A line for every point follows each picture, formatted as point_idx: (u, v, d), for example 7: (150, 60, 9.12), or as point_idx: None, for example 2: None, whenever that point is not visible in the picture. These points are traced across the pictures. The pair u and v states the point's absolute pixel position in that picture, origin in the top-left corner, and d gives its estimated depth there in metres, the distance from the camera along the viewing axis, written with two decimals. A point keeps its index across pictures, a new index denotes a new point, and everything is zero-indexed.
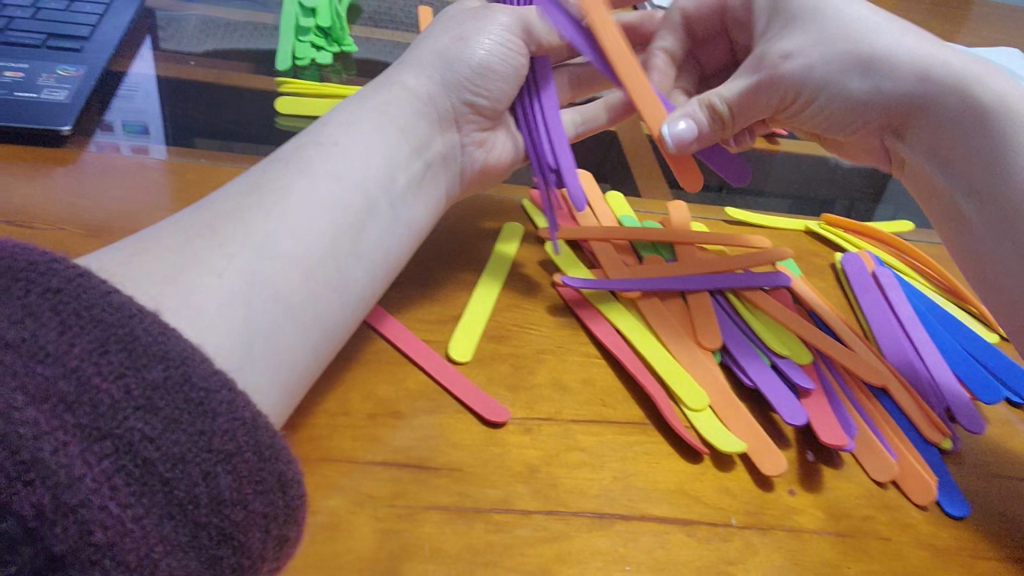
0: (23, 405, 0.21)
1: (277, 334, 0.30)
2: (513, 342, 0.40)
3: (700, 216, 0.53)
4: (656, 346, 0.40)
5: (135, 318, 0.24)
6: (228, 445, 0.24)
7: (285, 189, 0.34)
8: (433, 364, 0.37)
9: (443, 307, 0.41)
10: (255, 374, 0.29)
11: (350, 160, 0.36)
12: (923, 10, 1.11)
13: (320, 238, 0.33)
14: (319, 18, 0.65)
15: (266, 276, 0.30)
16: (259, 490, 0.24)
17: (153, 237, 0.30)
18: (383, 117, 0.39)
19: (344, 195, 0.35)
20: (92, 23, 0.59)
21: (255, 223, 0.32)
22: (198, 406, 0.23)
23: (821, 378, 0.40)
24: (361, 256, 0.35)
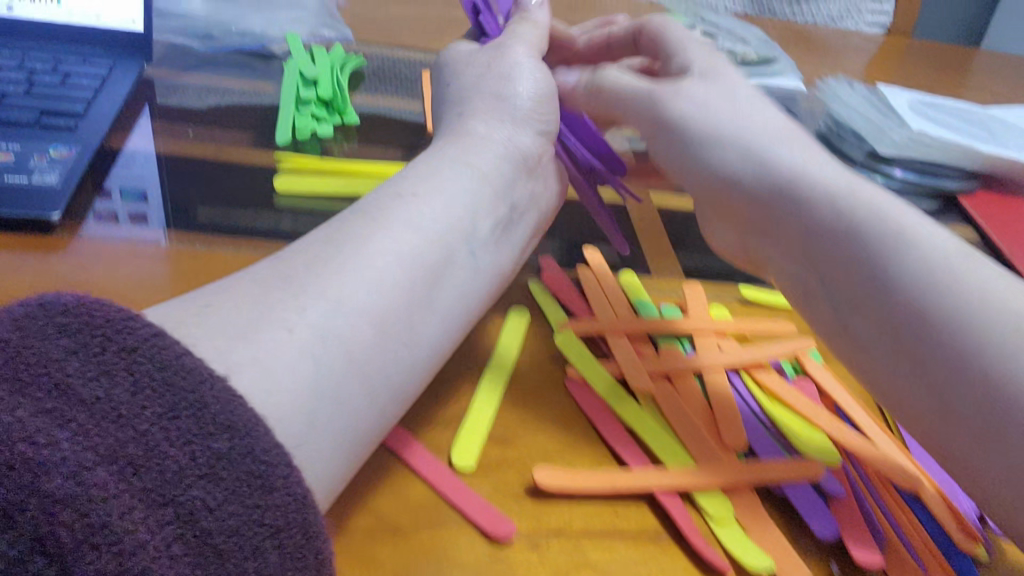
0: (94, 466, 0.22)
1: (350, 401, 0.31)
2: (519, 444, 0.38)
3: (712, 295, 0.51)
4: (674, 447, 0.38)
5: (206, 384, 0.25)
6: (277, 520, 0.25)
7: (358, 242, 0.35)
8: (435, 473, 0.35)
9: (446, 405, 0.40)
10: (319, 447, 0.30)
11: (429, 218, 0.38)
12: (930, 62, 1.10)
13: (387, 290, 0.34)
14: (319, 89, 0.64)
15: (340, 334, 0.32)
16: (299, 565, 0.25)
17: (235, 290, 0.32)
18: (456, 168, 0.42)
19: (419, 251, 0.37)
20: (88, 98, 0.58)
21: (335, 277, 0.33)
22: (260, 479, 0.24)
23: (850, 484, 0.38)
24: (444, 304, 0.38)
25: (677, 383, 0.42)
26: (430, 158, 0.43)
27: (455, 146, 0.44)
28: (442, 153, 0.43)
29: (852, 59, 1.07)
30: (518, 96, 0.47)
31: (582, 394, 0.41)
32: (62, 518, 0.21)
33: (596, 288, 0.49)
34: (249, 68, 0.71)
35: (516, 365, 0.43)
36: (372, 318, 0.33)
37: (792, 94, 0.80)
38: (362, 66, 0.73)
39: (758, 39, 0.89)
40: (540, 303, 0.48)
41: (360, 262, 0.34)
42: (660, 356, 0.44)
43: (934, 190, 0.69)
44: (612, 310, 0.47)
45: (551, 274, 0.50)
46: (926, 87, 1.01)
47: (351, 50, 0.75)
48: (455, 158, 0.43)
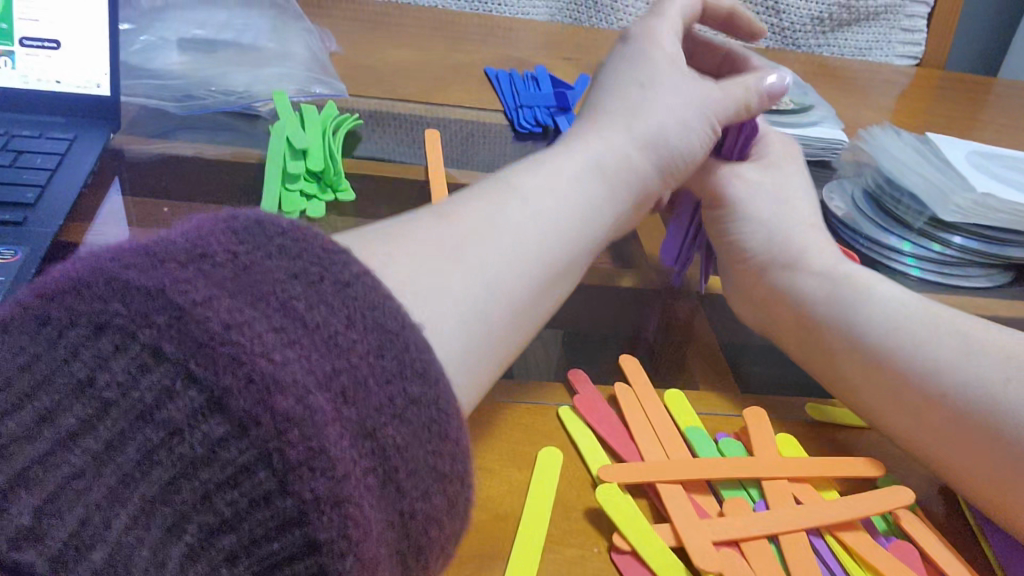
0: (315, 393, 0.22)
1: (484, 351, 0.34)
2: None
3: (775, 416, 0.43)
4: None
5: (406, 331, 0.25)
6: (445, 467, 0.25)
7: (513, 206, 0.39)
8: None
9: None
10: (464, 372, 0.33)
11: (557, 211, 0.41)
12: (967, 93, 1.02)
13: (537, 265, 0.38)
14: (309, 160, 0.57)
15: (508, 294, 0.36)
16: (448, 508, 0.25)
17: (406, 233, 0.35)
18: (587, 172, 0.44)
19: (564, 230, 0.41)
20: (43, 181, 0.50)
21: (495, 253, 0.36)
22: (440, 428, 0.25)
23: None
24: (575, 223, 0.42)
25: (749, 552, 0.34)
26: (570, 154, 0.45)
27: (581, 144, 0.46)
28: (578, 152, 0.45)
29: (886, 92, 0.99)
30: (656, 110, 0.50)
31: (633, 572, 0.33)
32: (292, 439, 0.21)
33: (640, 418, 0.41)
34: (232, 132, 0.63)
35: (550, 528, 0.35)
36: (513, 251, 0.37)
37: (835, 145, 0.73)
38: (359, 126, 0.65)
39: (790, 83, 0.82)
40: (572, 439, 0.39)
41: (525, 215, 0.39)
42: (725, 516, 0.35)
43: (999, 259, 0.61)
44: (661, 450, 0.39)
45: (584, 398, 0.41)
46: (968, 122, 0.94)
47: (347, 108, 0.68)
48: (592, 155, 0.46)
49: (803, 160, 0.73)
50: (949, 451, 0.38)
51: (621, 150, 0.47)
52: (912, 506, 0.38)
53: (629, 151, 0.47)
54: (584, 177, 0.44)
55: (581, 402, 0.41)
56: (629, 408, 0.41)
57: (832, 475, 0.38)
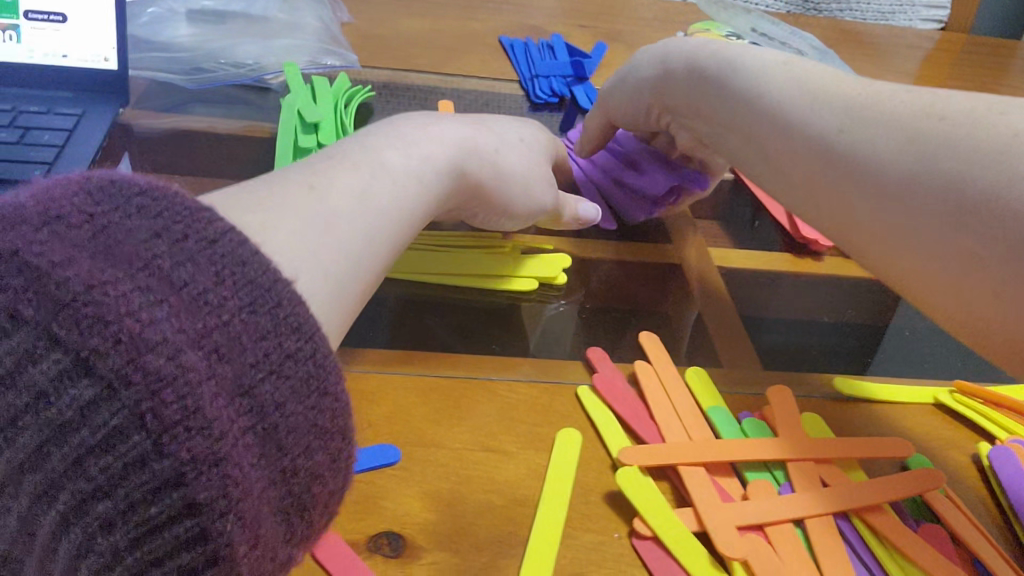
0: (188, 350, 0.21)
1: (347, 301, 0.32)
2: None
3: (801, 394, 0.42)
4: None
5: (280, 283, 0.24)
6: (328, 423, 0.24)
7: (358, 172, 0.36)
8: None
9: None
10: (330, 313, 0.31)
11: (401, 185, 0.38)
12: (991, 57, 1.00)
13: (390, 217, 0.36)
14: (321, 135, 0.55)
15: (367, 240, 0.34)
16: (331, 465, 0.25)
17: (246, 192, 0.32)
18: (415, 146, 0.41)
19: (416, 198, 0.39)
20: (50, 159, 0.49)
21: (332, 203, 0.33)
22: (319, 381, 0.24)
23: None
24: (425, 195, 0.40)
25: (775, 539, 0.33)
26: (401, 131, 0.42)
27: (402, 125, 0.43)
28: (412, 133, 0.42)
29: (908, 56, 0.96)
30: (513, 129, 0.51)
31: (656, 559, 0.32)
32: (167, 399, 0.20)
33: (661, 397, 0.40)
34: (242, 107, 0.62)
35: (570, 513, 0.34)
36: (368, 202, 0.35)
37: None
38: (370, 98, 0.64)
39: (811, 50, 0.79)
40: (590, 419, 0.38)
41: (384, 176, 0.37)
42: (750, 499, 0.34)
43: None
44: (682, 431, 0.38)
45: (602, 376, 0.40)
46: (993, 88, 0.91)
47: (358, 80, 0.66)
48: (425, 140, 0.42)
49: None
50: (944, 246, 0.31)
51: (483, 139, 0.46)
52: (943, 487, 0.37)
53: (487, 156, 0.46)
54: (407, 145, 0.41)
55: (600, 381, 0.40)
56: (649, 386, 0.40)
57: (859, 455, 0.37)
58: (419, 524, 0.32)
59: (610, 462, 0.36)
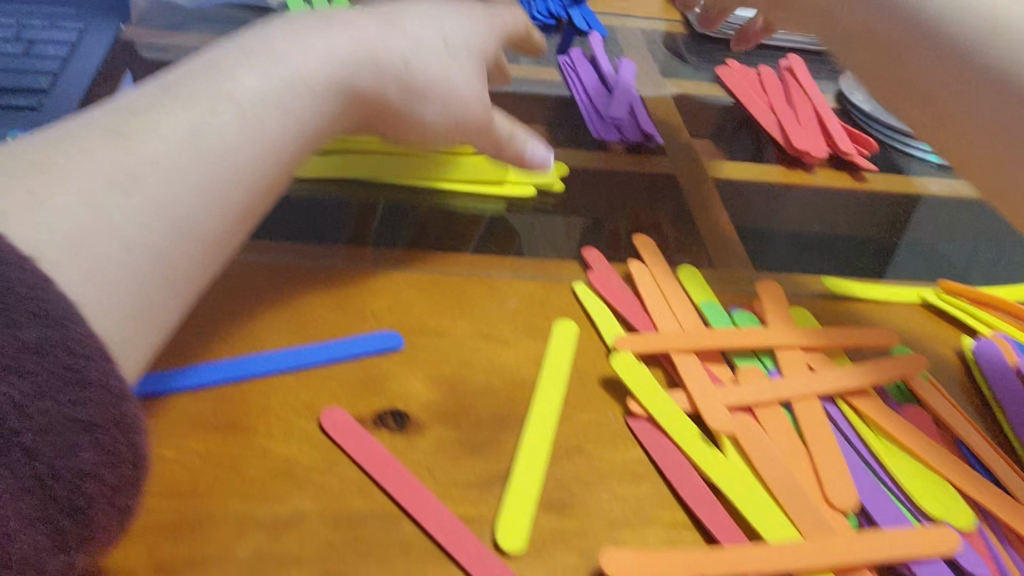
0: None
1: (145, 295, 0.27)
2: (579, 509, 0.31)
3: (792, 292, 0.43)
4: (765, 507, 0.30)
5: (14, 269, 0.22)
6: (92, 415, 0.22)
7: (192, 99, 0.31)
8: (475, 561, 0.28)
9: (487, 459, 0.32)
10: (113, 311, 0.26)
11: (264, 110, 0.32)
12: None
13: (229, 177, 0.30)
14: None
15: (167, 206, 0.28)
16: (114, 464, 0.22)
17: (29, 150, 0.27)
18: (259, 57, 0.33)
19: (264, 141, 0.32)
20: (55, 70, 0.50)
21: (133, 146, 0.28)
22: (75, 375, 0.22)
23: (991, 555, 0.30)
24: (285, 138, 0.33)
25: (763, 416, 0.34)
26: (254, 40, 0.34)
27: (284, 32, 0.35)
28: (273, 43, 0.34)
29: None
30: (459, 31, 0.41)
31: (649, 436, 0.33)
32: None
33: (655, 293, 0.41)
34: (243, 26, 0.62)
35: (566, 396, 0.35)
36: (174, 167, 0.29)
37: None
38: None
39: None
40: (586, 314, 0.40)
41: (220, 106, 0.31)
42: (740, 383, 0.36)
43: None
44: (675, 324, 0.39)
45: (598, 275, 0.42)
46: None
47: None
48: (292, 53, 0.34)
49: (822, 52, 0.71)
50: None
51: (388, 42, 0.37)
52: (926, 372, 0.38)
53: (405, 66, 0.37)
54: (262, 73, 0.32)
55: (595, 279, 0.41)
56: (643, 283, 0.41)
57: (845, 345, 0.39)
58: (420, 405, 0.34)
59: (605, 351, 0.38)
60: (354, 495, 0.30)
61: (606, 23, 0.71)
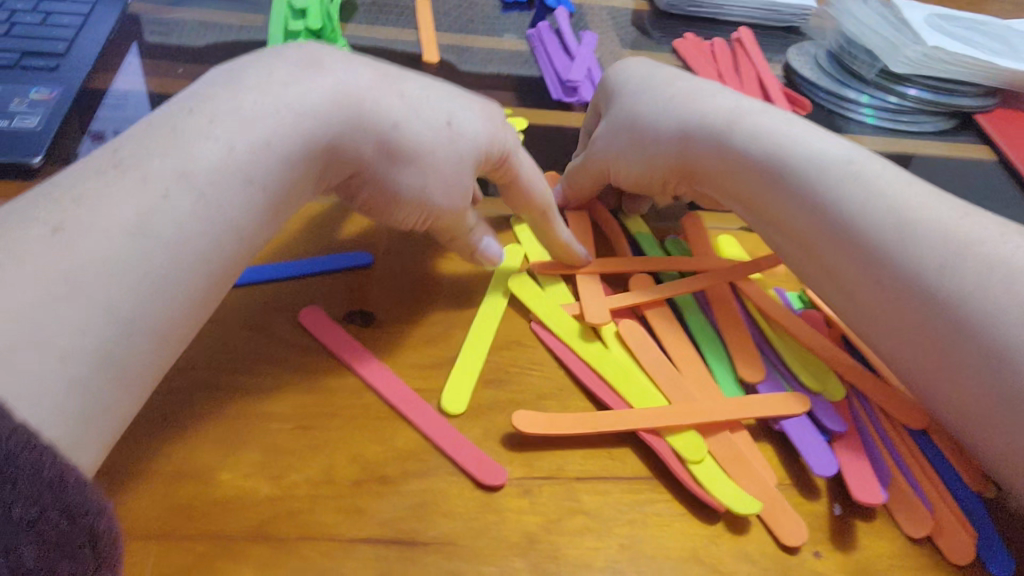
0: None
1: (95, 394, 0.26)
2: (513, 385, 0.37)
3: (717, 224, 0.50)
4: (641, 386, 0.37)
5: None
6: (29, 513, 0.20)
7: (130, 187, 0.28)
8: (423, 417, 0.35)
9: (438, 347, 0.38)
10: (50, 412, 0.24)
11: (235, 188, 0.31)
12: None
13: (180, 306, 0.29)
14: (308, 20, 0.62)
15: (108, 350, 0.26)
16: (68, 551, 0.21)
17: None
18: (227, 135, 0.31)
19: (218, 243, 0.30)
20: (70, 37, 0.56)
21: (57, 261, 0.26)
22: (4, 474, 0.19)
23: (852, 415, 0.37)
24: (248, 214, 0.31)
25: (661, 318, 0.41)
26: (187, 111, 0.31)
27: (233, 92, 0.32)
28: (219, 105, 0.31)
29: None
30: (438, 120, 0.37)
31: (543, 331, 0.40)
32: None
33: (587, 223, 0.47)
34: None
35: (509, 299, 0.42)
36: (118, 259, 0.27)
37: (803, 11, 0.77)
38: None
39: None
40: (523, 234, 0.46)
41: (171, 190, 0.29)
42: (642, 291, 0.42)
43: (947, 108, 0.66)
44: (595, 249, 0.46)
45: None
46: None
47: None
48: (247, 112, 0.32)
49: (773, 25, 0.77)
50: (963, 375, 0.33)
51: (379, 98, 0.35)
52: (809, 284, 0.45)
53: (394, 131, 0.35)
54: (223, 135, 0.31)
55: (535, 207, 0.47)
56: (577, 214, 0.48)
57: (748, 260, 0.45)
58: (384, 306, 0.40)
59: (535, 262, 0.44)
60: (326, 371, 0.36)
61: None
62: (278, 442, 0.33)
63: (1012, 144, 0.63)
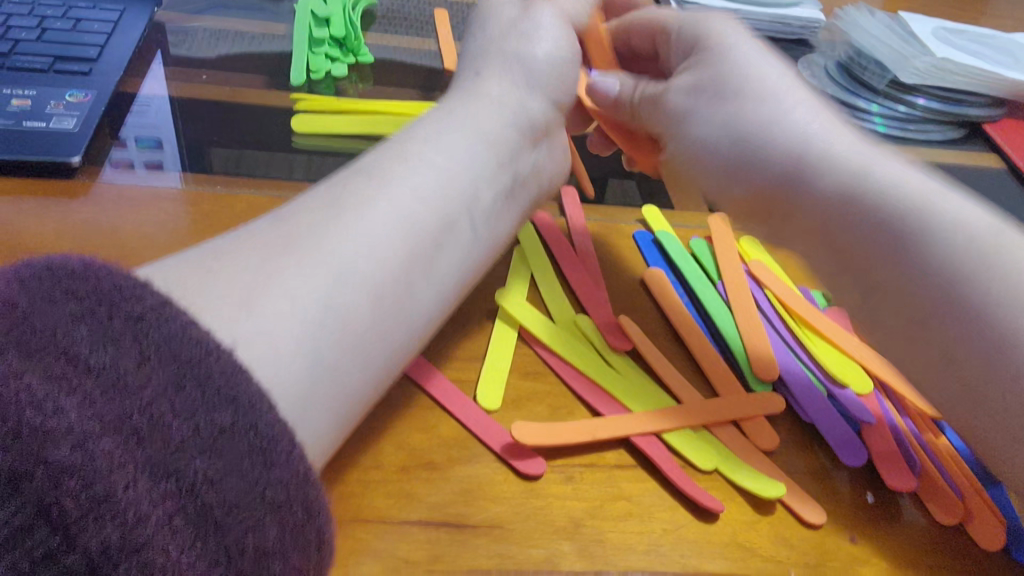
0: (100, 434, 0.19)
1: (340, 358, 0.29)
2: (549, 379, 0.38)
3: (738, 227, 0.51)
4: (645, 388, 0.38)
5: (212, 358, 0.23)
6: (280, 495, 0.22)
7: (366, 201, 0.33)
8: (462, 407, 0.35)
9: (472, 341, 0.39)
10: (299, 380, 0.27)
11: (438, 180, 0.35)
12: None
13: (399, 271, 0.32)
14: (332, 28, 0.64)
15: (340, 307, 0.29)
16: (297, 547, 0.22)
17: (232, 249, 0.29)
18: (437, 148, 0.37)
19: (422, 217, 0.33)
20: (100, 42, 0.57)
21: (334, 241, 0.31)
22: (261, 454, 0.22)
23: (881, 409, 0.38)
24: (460, 202, 0.36)
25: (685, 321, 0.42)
26: (420, 130, 0.38)
27: (415, 126, 0.39)
28: (408, 135, 0.38)
29: None
30: (536, 57, 0.42)
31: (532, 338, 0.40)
32: (67, 487, 0.18)
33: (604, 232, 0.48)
34: (259, 9, 0.70)
35: (531, 298, 0.42)
36: (374, 242, 0.31)
37: (813, 24, 0.78)
38: (373, 6, 0.72)
39: None
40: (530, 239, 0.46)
41: (399, 189, 0.34)
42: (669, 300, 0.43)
43: (955, 117, 0.68)
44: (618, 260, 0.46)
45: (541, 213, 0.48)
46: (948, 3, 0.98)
47: None
48: (437, 130, 0.38)
49: (783, 38, 0.78)
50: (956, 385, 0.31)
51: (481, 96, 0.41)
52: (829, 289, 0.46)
53: (508, 113, 0.41)
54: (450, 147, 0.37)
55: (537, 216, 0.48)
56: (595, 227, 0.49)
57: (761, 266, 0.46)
58: None
59: (543, 265, 0.44)
60: None
61: None
62: None
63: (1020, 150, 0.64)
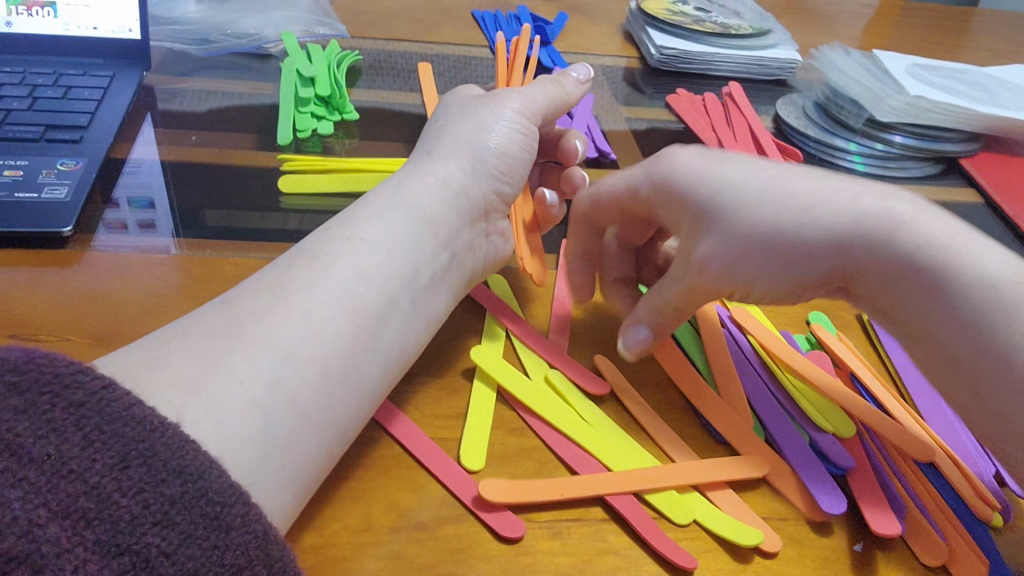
0: (46, 522, 0.21)
1: (288, 435, 0.29)
2: (536, 434, 0.38)
3: None
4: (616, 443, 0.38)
5: (156, 433, 0.24)
6: (239, 559, 0.23)
7: (307, 287, 0.33)
8: (451, 466, 0.36)
9: (459, 399, 0.40)
10: (248, 457, 0.28)
11: (379, 260, 0.36)
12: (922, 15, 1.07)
13: (343, 348, 0.32)
14: (317, 87, 0.66)
15: (289, 384, 0.30)
16: None
17: (178, 338, 0.30)
18: (382, 228, 0.37)
19: (364, 295, 0.34)
20: (90, 109, 0.58)
21: (279, 327, 0.31)
22: (214, 518, 0.23)
23: (865, 451, 0.39)
24: (401, 281, 0.36)
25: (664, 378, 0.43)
26: (364, 208, 0.39)
27: (359, 205, 0.39)
28: (352, 214, 0.38)
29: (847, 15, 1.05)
30: (485, 144, 0.44)
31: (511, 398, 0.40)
32: None
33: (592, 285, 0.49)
34: (245, 69, 0.71)
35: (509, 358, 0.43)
36: (317, 329, 0.32)
37: (789, 64, 0.79)
38: (358, 62, 0.73)
39: (751, 10, 0.88)
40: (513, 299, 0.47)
41: (340, 270, 0.34)
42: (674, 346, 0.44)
43: (932, 153, 0.69)
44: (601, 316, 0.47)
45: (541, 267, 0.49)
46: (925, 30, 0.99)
47: (347, 47, 0.76)
48: (380, 207, 0.39)
49: (761, 79, 0.80)
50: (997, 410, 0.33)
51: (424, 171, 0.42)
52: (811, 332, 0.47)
53: (449, 190, 0.42)
54: (393, 222, 0.38)
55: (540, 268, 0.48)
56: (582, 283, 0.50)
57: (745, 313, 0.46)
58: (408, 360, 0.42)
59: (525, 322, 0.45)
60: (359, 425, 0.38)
61: (568, 58, 0.80)
62: (317, 495, 0.34)
63: (997, 184, 0.65)
